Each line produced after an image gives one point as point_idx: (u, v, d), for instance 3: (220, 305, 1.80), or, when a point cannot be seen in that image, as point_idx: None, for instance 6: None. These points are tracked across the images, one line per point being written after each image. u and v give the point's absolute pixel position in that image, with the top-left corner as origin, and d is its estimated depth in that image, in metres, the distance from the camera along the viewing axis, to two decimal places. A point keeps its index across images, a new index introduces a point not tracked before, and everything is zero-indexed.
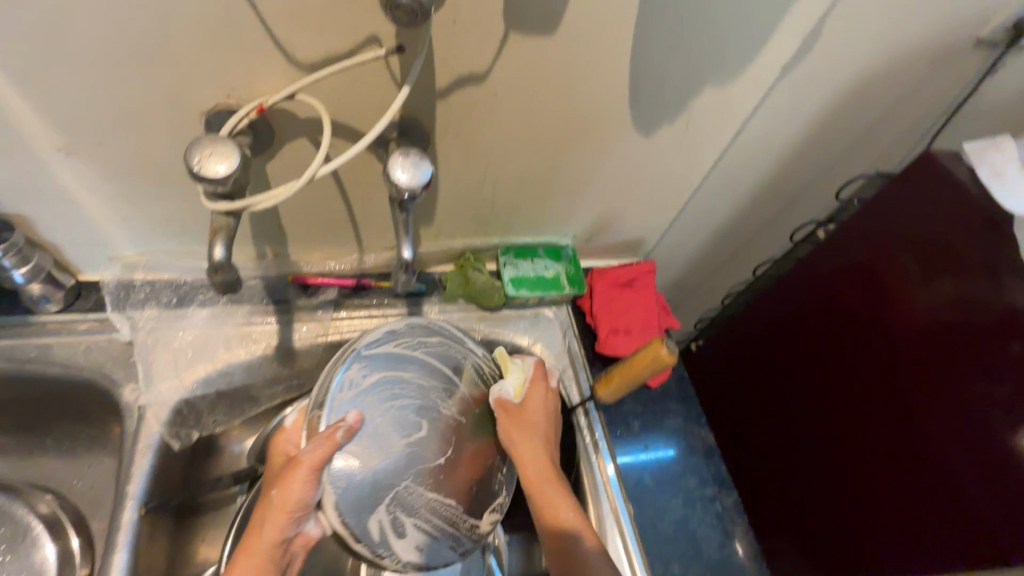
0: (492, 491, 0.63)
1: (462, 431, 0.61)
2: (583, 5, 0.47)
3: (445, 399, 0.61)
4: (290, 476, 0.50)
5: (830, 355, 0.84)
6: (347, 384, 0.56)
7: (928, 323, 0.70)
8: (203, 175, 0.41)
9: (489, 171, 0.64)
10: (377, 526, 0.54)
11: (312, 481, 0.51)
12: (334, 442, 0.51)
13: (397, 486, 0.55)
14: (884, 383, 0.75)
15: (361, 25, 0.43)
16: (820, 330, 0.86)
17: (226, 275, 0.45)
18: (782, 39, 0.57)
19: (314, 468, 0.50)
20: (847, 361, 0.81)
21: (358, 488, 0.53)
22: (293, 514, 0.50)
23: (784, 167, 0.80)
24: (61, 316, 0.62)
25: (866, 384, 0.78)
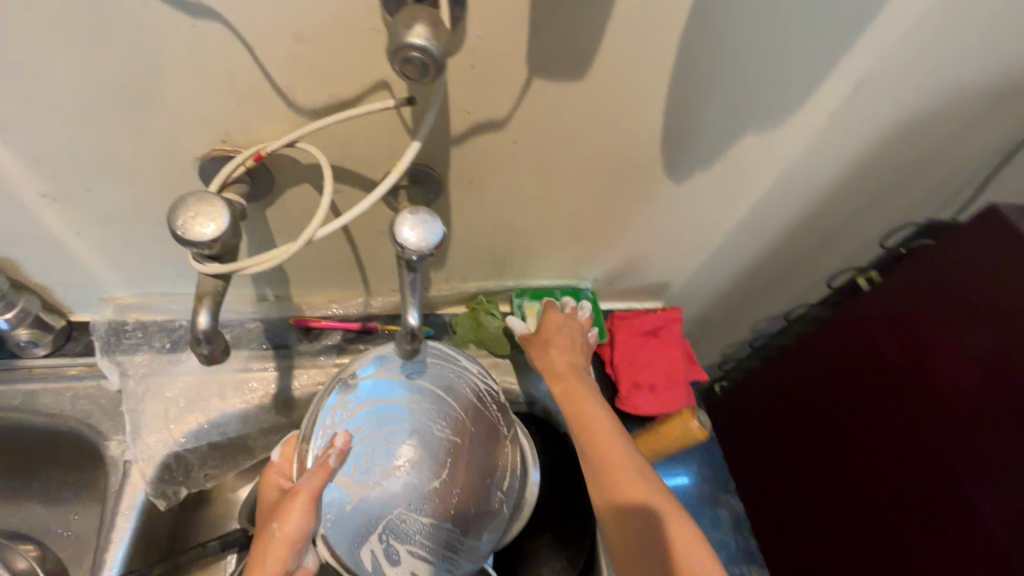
0: (491, 510, 0.58)
1: (459, 455, 0.58)
2: (615, 49, 0.42)
3: (439, 422, 0.58)
4: (286, 511, 0.46)
5: (865, 409, 0.79)
6: (335, 414, 0.53)
7: (975, 386, 0.64)
8: (189, 237, 0.37)
9: (506, 216, 0.59)
10: (370, 555, 0.53)
11: (312, 512, 0.47)
12: (329, 469, 0.48)
13: (389, 515, 0.54)
14: (917, 431, 0.71)
15: (368, 70, 0.39)
16: (855, 383, 0.81)
17: (213, 346, 0.40)
18: (832, 84, 0.51)
19: (313, 498, 0.47)
20: (881, 403, 0.76)
21: (350, 519, 0.53)
22: (293, 550, 0.46)
23: (824, 211, 0.74)
24: (48, 361, 0.59)
25: (903, 444, 0.73)
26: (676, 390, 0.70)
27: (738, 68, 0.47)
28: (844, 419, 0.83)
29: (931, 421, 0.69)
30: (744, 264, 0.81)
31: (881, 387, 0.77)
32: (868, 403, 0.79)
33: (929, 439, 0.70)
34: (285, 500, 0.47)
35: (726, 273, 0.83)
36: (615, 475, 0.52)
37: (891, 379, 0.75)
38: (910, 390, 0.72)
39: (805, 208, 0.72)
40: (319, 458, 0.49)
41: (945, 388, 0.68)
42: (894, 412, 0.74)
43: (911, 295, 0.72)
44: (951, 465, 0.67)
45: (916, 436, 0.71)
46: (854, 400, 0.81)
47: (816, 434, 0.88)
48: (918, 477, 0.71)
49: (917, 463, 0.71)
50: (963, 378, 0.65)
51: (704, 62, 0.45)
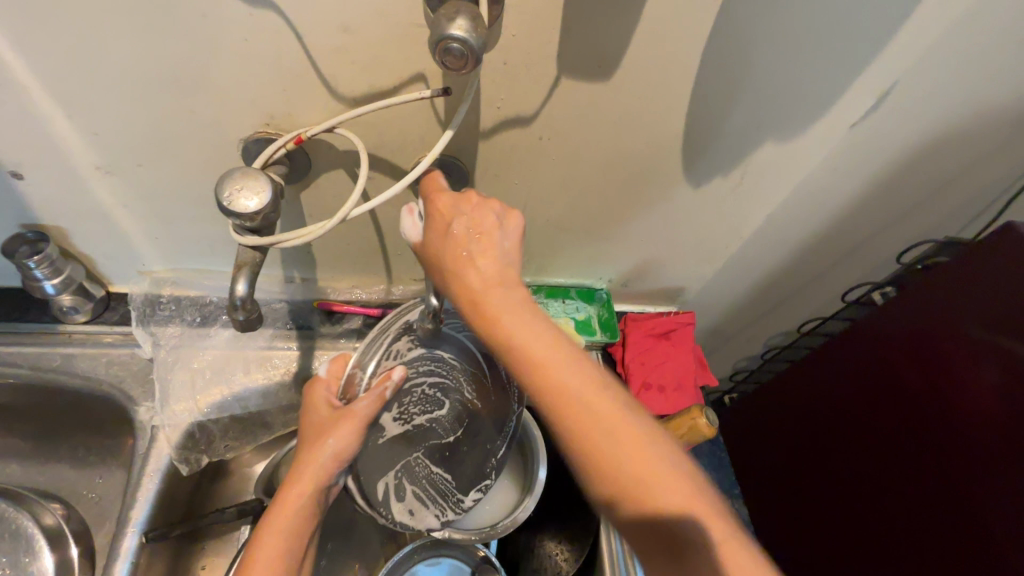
0: (483, 473, 0.63)
1: (479, 416, 0.63)
2: (641, 53, 0.44)
3: (470, 382, 0.62)
4: (340, 427, 0.52)
5: (877, 431, 0.78)
6: (392, 354, 0.55)
7: (992, 408, 0.64)
8: (233, 209, 0.40)
9: (527, 212, 0.61)
10: (383, 486, 0.58)
11: (360, 433, 0.52)
12: (383, 398, 0.53)
13: (410, 456, 0.60)
14: (934, 452, 0.70)
15: (408, 63, 0.42)
16: (868, 404, 0.80)
17: (248, 313, 0.43)
18: (853, 95, 0.53)
19: (365, 419, 0.52)
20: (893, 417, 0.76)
21: (379, 448, 0.59)
22: (341, 460, 0.52)
23: (843, 225, 0.74)
24: (87, 327, 0.63)
25: (918, 469, 0.72)
26: (686, 393, 0.71)
27: (761, 76, 0.49)
28: (855, 442, 0.82)
29: (948, 444, 0.68)
30: (759, 274, 0.82)
31: (894, 409, 0.76)
32: (878, 425, 0.78)
33: (945, 462, 0.69)
34: (337, 418, 0.52)
35: (741, 282, 0.83)
36: (601, 452, 0.36)
37: (904, 401, 0.74)
38: (922, 411, 0.72)
39: (823, 221, 0.72)
40: (372, 384, 0.54)
41: (963, 411, 0.67)
42: (907, 435, 0.73)
43: (928, 313, 0.71)
44: (970, 490, 0.66)
45: (932, 460, 0.70)
46: (865, 423, 0.80)
47: (827, 457, 0.87)
48: (934, 501, 0.70)
49: (933, 487, 0.70)
50: (982, 399, 0.65)
51: (728, 68, 0.47)
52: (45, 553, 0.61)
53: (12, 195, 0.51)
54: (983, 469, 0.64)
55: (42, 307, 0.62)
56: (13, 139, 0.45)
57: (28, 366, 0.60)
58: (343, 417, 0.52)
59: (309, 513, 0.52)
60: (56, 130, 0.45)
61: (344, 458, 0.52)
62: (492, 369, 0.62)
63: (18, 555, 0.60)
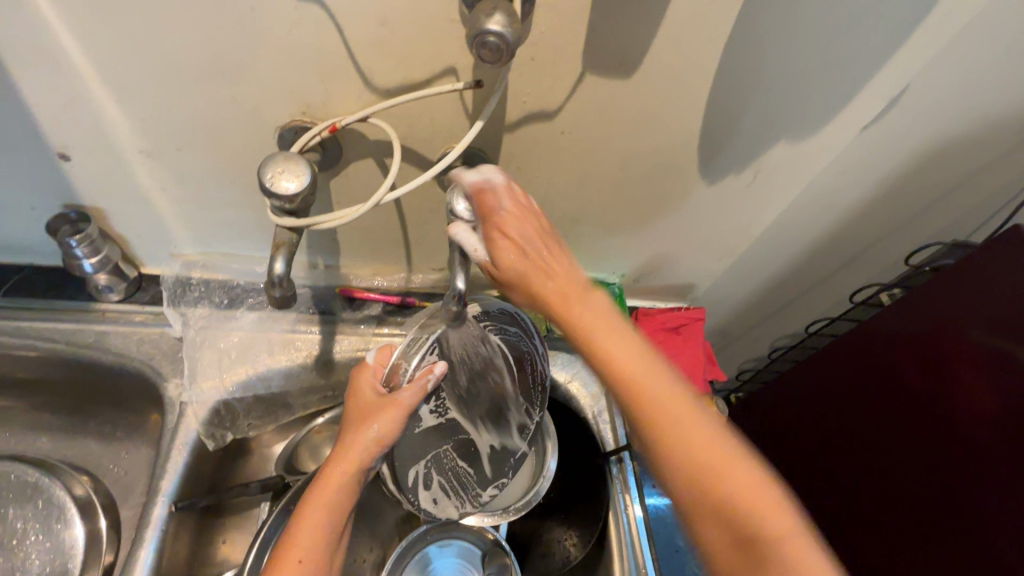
0: (503, 470, 0.65)
1: (505, 414, 0.64)
2: (662, 52, 0.46)
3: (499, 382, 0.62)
4: (383, 414, 0.52)
5: (879, 439, 0.77)
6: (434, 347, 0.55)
7: (993, 418, 0.63)
8: (275, 191, 0.42)
9: (546, 205, 0.63)
10: (413, 474, 0.60)
11: (401, 421, 0.53)
12: (424, 390, 0.53)
13: (440, 448, 0.62)
14: (930, 451, 0.70)
15: (441, 57, 0.44)
16: (871, 411, 0.79)
17: (284, 290, 0.48)
18: (865, 98, 0.55)
19: (408, 407, 0.53)
20: (892, 416, 0.75)
21: (413, 439, 0.60)
22: (381, 447, 0.53)
23: (854, 227, 0.76)
24: (120, 306, 0.65)
25: (917, 475, 0.71)
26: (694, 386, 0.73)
27: (776, 77, 0.51)
28: (857, 449, 0.81)
29: (948, 454, 0.67)
30: (769, 273, 0.83)
31: (896, 418, 0.75)
32: (880, 433, 0.77)
33: (944, 472, 0.68)
34: (381, 405, 0.53)
35: (751, 281, 0.85)
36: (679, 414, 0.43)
37: (906, 409, 0.73)
38: (924, 420, 0.71)
39: (833, 222, 0.74)
40: (416, 376, 0.54)
41: (965, 422, 0.66)
42: (908, 444, 0.73)
43: (929, 319, 0.70)
44: (969, 500, 0.65)
45: (932, 470, 0.69)
46: (867, 430, 0.79)
47: (829, 464, 0.86)
48: (933, 511, 0.69)
49: (933, 497, 0.69)
50: (984, 409, 0.64)
51: (744, 69, 0.49)
52: (77, 521, 0.63)
53: (58, 177, 0.53)
54: (983, 480, 0.64)
55: (78, 286, 0.65)
56: (65, 122, 0.48)
57: (64, 342, 0.62)
58: (387, 403, 0.52)
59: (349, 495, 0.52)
60: (106, 114, 0.48)
61: (384, 446, 0.53)
62: (526, 369, 0.62)
63: (52, 523, 0.63)
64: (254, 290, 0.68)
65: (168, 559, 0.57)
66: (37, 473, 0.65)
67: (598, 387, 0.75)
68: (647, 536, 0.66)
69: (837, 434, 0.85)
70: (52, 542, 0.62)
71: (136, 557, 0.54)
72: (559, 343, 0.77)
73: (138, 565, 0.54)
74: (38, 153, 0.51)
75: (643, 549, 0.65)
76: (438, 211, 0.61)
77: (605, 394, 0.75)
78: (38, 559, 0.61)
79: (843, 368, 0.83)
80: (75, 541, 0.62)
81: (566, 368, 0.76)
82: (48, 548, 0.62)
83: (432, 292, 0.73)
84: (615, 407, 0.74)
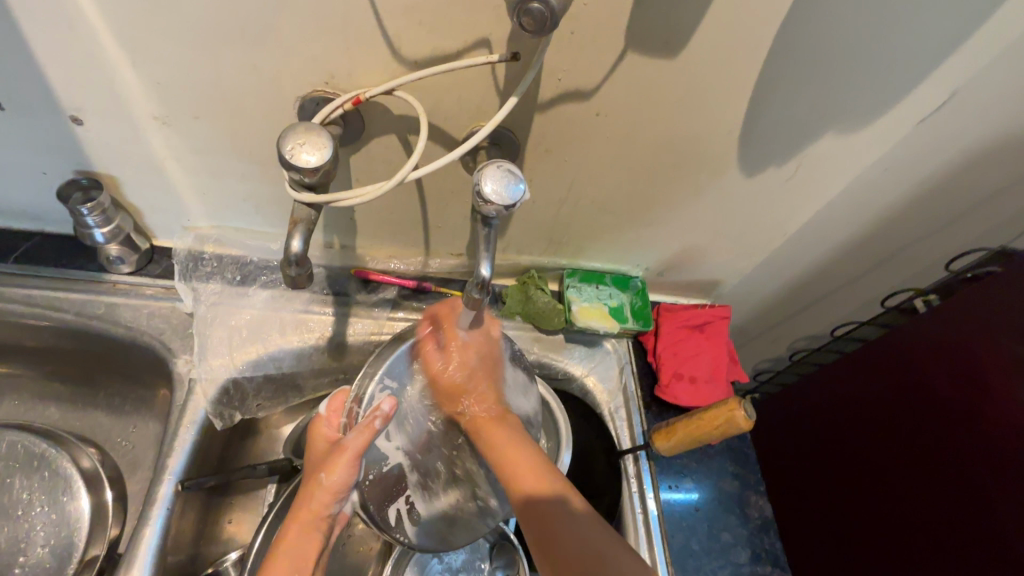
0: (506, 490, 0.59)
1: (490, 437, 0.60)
2: (712, 30, 0.43)
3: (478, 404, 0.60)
4: (333, 463, 0.48)
5: (896, 452, 0.73)
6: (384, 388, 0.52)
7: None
8: (294, 163, 0.40)
9: (573, 191, 0.60)
10: (395, 512, 0.53)
11: (355, 466, 0.49)
12: (373, 430, 0.48)
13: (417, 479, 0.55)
14: (953, 462, 0.66)
15: (476, 26, 0.41)
16: (889, 422, 0.75)
17: (300, 270, 0.45)
18: (925, 89, 0.51)
19: (356, 453, 0.48)
20: (910, 422, 0.72)
21: (383, 479, 0.53)
22: (340, 492, 0.49)
23: (894, 228, 0.72)
24: (131, 278, 0.64)
25: (934, 485, 0.67)
26: (716, 386, 0.71)
27: (834, 63, 0.47)
28: (871, 461, 0.77)
29: (976, 469, 0.63)
30: (797, 273, 0.80)
31: (917, 432, 0.71)
32: (897, 444, 0.73)
33: (970, 488, 0.64)
34: (332, 451, 0.49)
35: (779, 280, 0.82)
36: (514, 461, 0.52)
37: (930, 421, 0.69)
38: (949, 433, 0.66)
39: (872, 222, 0.70)
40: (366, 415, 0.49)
41: (995, 437, 0.62)
42: (929, 457, 0.68)
43: (965, 328, 0.67)
44: (995, 519, 0.61)
45: (956, 485, 0.65)
46: (883, 441, 0.75)
47: (839, 475, 0.82)
48: (953, 529, 0.65)
49: (954, 514, 0.65)
50: (1018, 424, 0.59)
51: (800, 53, 0.46)
52: (82, 494, 0.63)
53: (71, 142, 0.51)
54: (1011, 498, 0.59)
55: (90, 256, 0.64)
56: (77, 83, 0.46)
57: (74, 312, 0.61)
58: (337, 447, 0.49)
59: (318, 542, 0.49)
60: (120, 77, 0.45)
61: (342, 492, 0.49)
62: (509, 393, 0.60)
63: (57, 495, 0.62)
64: (268, 268, 0.67)
65: (173, 537, 0.56)
66: (45, 443, 0.64)
67: (615, 382, 0.73)
68: (661, 537, 0.64)
69: (846, 437, 0.81)
70: (57, 513, 0.61)
71: (140, 536, 0.53)
72: (577, 336, 0.74)
73: (143, 544, 0.53)
74: (50, 116, 0.49)
75: (656, 549, 0.63)
76: (461, 194, 0.59)
77: (623, 390, 0.73)
78: (43, 530, 0.61)
79: (860, 371, 0.80)
80: (80, 513, 0.61)
81: (583, 362, 0.74)
82: (53, 520, 0.61)
83: (449, 278, 0.71)
84: (632, 404, 0.71)
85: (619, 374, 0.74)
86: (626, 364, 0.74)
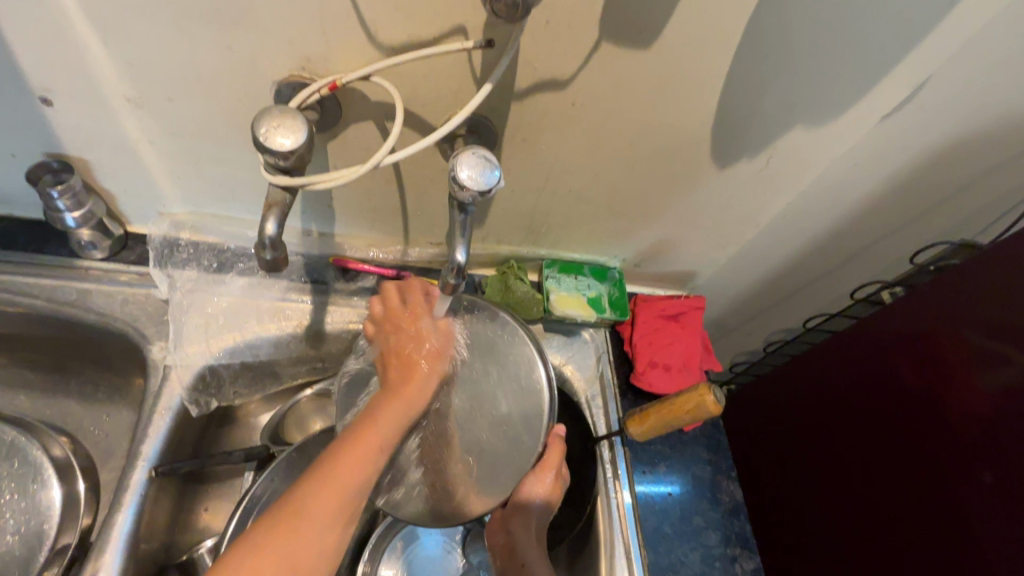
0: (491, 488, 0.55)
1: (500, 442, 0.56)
2: (684, 23, 0.44)
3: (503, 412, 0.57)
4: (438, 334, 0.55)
5: (863, 441, 0.75)
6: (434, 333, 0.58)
7: (983, 416, 0.61)
8: (269, 146, 0.40)
9: (550, 181, 0.61)
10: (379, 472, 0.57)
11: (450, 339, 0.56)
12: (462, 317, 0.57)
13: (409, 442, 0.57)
14: (915, 450, 0.68)
15: (452, 13, 0.41)
16: (861, 410, 0.76)
17: (275, 252, 0.46)
18: (887, 85, 0.53)
19: (442, 351, 0.55)
20: (876, 410, 0.74)
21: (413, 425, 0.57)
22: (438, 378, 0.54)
23: (862, 223, 0.74)
24: (103, 263, 0.63)
25: (898, 472, 0.70)
26: (689, 373, 0.73)
27: (804, 56, 0.49)
28: (839, 450, 0.79)
29: (941, 456, 0.65)
30: (770, 266, 0.82)
31: (883, 421, 0.73)
32: (868, 432, 0.75)
33: (934, 473, 0.66)
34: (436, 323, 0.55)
35: (753, 273, 0.84)
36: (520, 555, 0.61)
37: (895, 409, 0.71)
38: (916, 420, 0.68)
39: (842, 215, 0.72)
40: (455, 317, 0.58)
41: (957, 425, 0.64)
42: (898, 444, 0.70)
43: (929, 319, 0.68)
44: (957, 502, 0.63)
45: (921, 470, 0.67)
46: (852, 428, 0.77)
47: (810, 462, 0.83)
48: (920, 513, 0.67)
49: (921, 498, 0.67)
50: (980, 412, 0.62)
51: (768, 47, 0.47)
52: (54, 483, 0.62)
53: (41, 123, 0.51)
54: (974, 482, 0.62)
55: (61, 241, 0.63)
56: (47, 63, 0.45)
57: (45, 298, 0.60)
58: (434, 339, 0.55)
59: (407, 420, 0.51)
60: (91, 57, 0.45)
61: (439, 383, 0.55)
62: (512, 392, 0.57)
63: (28, 483, 0.61)
64: (245, 255, 0.66)
65: (147, 524, 0.56)
66: (15, 432, 0.63)
67: (593, 371, 0.74)
68: (634, 523, 0.65)
69: (815, 427, 0.83)
70: (28, 502, 0.60)
71: (112, 522, 0.53)
72: (555, 326, 0.75)
73: (116, 530, 0.52)
74: (18, 96, 0.48)
75: (629, 535, 0.65)
76: (439, 183, 0.59)
77: (600, 378, 0.74)
78: (14, 519, 0.60)
79: (828, 361, 0.82)
80: (52, 502, 0.61)
81: (561, 351, 0.75)
82: (24, 508, 0.60)
83: (429, 268, 0.72)
84: (608, 392, 0.73)
85: (596, 363, 0.75)
86: (603, 353, 0.75)
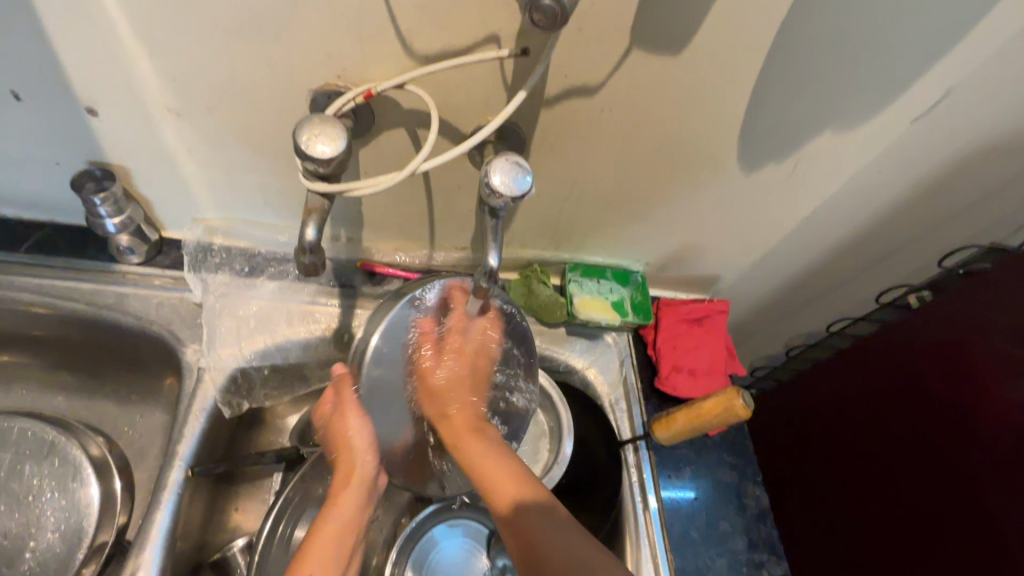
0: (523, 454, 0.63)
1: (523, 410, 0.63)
2: (716, 30, 0.44)
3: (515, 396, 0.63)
4: (344, 426, 0.53)
5: (889, 447, 0.74)
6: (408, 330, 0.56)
7: (1015, 423, 0.60)
8: (309, 154, 0.41)
9: (576, 186, 0.61)
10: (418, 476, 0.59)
11: (365, 421, 0.53)
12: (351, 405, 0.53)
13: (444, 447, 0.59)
14: (945, 457, 0.67)
15: (488, 21, 0.42)
16: (886, 414, 0.75)
17: (314, 257, 0.48)
18: (922, 86, 0.52)
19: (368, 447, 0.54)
20: (902, 413, 0.73)
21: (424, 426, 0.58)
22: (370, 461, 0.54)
23: (889, 227, 0.74)
24: (140, 268, 0.65)
25: (925, 478, 0.69)
26: (713, 378, 0.73)
27: (833, 62, 0.49)
28: (864, 454, 0.78)
29: (968, 461, 0.64)
30: (795, 270, 0.81)
31: (909, 425, 0.72)
32: (892, 438, 0.74)
33: (962, 478, 0.65)
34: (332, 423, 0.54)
35: (777, 277, 0.83)
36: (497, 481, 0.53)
37: (923, 414, 0.70)
38: (943, 428, 0.68)
39: (869, 219, 0.72)
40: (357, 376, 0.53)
41: (989, 431, 0.63)
42: (922, 451, 0.69)
43: (960, 323, 0.67)
44: (986, 509, 0.62)
45: (950, 478, 0.66)
46: (877, 434, 0.76)
47: (834, 466, 0.82)
48: (947, 520, 0.66)
49: (950, 507, 0.66)
50: (1009, 419, 0.61)
51: (798, 52, 0.47)
52: (92, 481, 0.64)
53: (84, 133, 0.52)
54: (1002, 488, 0.61)
55: (100, 246, 0.65)
56: (94, 76, 0.47)
57: (84, 301, 0.62)
58: (347, 443, 0.53)
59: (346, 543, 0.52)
60: (137, 69, 0.46)
61: (374, 490, 0.55)
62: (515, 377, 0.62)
63: (68, 481, 0.63)
64: (275, 261, 0.68)
65: (183, 522, 0.57)
66: (56, 433, 0.65)
67: (616, 374, 0.75)
68: (659, 527, 0.66)
69: (840, 431, 0.82)
70: (68, 500, 0.62)
71: (152, 519, 0.54)
72: (578, 329, 0.76)
73: (155, 527, 0.54)
74: (65, 108, 0.50)
75: (655, 538, 0.65)
76: (466, 189, 0.60)
77: (623, 382, 0.75)
78: (53, 516, 0.62)
79: (853, 364, 0.81)
80: (90, 500, 0.63)
81: (585, 355, 0.75)
82: (63, 507, 0.62)
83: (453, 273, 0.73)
84: (632, 396, 0.73)
85: (620, 367, 0.76)
86: (626, 357, 0.76)
